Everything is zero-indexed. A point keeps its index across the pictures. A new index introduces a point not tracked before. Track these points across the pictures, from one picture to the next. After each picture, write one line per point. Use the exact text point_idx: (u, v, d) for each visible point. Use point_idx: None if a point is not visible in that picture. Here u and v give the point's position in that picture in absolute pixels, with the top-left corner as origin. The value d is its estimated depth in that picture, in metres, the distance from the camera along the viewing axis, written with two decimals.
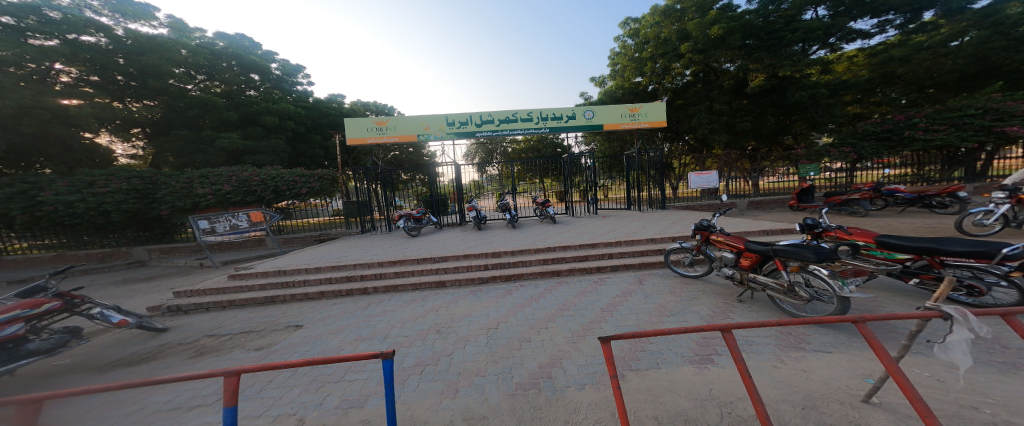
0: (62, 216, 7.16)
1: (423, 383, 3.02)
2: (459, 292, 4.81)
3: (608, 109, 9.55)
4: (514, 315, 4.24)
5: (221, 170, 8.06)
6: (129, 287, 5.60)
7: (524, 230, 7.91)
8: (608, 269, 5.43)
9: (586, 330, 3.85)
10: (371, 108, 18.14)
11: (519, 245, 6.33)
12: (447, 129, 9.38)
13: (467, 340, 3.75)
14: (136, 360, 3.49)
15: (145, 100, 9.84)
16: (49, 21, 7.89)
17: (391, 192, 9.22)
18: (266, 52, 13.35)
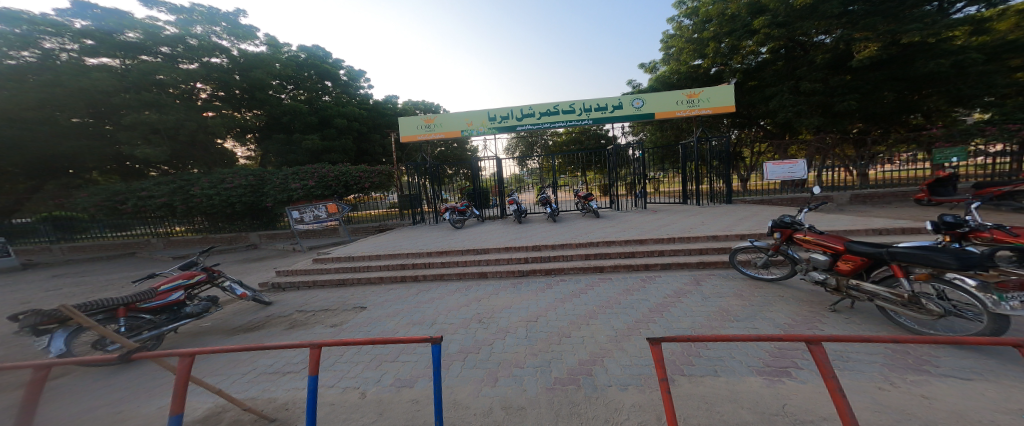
0: (205, 206, 9.29)
1: (466, 370, 3.12)
2: (500, 284, 4.91)
3: (659, 96, 9.08)
4: (554, 309, 4.14)
5: (307, 167, 9.46)
6: (246, 265, 7.04)
7: (565, 224, 7.76)
8: (659, 267, 5.04)
9: (632, 329, 3.56)
10: (420, 106, 19.69)
11: (560, 239, 6.22)
12: (489, 124, 9.74)
13: (508, 331, 3.77)
14: (247, 328, 4.31)
15: (253, 109, 12.25)
16: (190, 45, 10.43)
17: (438, 186, 9.88)
18: (336, 60, 15.27)
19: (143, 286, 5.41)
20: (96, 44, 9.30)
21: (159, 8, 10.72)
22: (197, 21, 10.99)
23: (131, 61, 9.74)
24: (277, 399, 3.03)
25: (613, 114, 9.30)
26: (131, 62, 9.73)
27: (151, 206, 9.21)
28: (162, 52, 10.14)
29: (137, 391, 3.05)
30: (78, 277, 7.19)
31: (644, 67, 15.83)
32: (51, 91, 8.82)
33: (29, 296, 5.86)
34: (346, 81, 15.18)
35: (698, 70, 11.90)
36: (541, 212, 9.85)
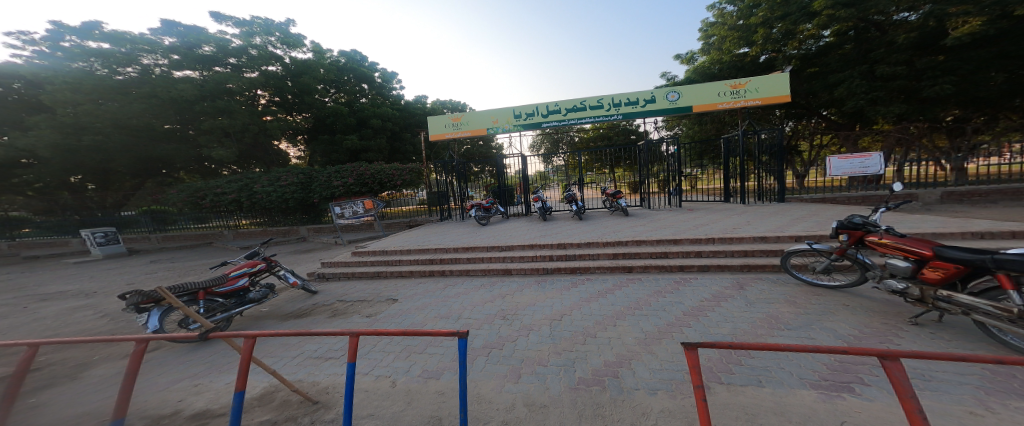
0: (265, 202, 10.50)
1: (489, 365, 3.04)
2: (524, 281, 4.89)
3: (696, 89, 8.64)
4: (579, 309, 3.98)
5: (347, 167, 10.39)
6: (296, 256, 7.79)
7: (591, 222, 7.53)
8: (696, 269, 4.69)
9: (663, 333, 3.28)
10: (448, 105, 20.53)
11: (586, 237, 6.04)
12: (515, 122, 9.82)
13: (531, 328, 3.66)
14: (296, 314, 4.70)
15: (301, 112, 13.58)
16: (249, 54, 12.11)
17: (464, 184, 10.17)
18: (372, 63, 16.00)
19: (215, 272, 6.24)
20: (180, 58, 11.08)
21: (226, 23, 12.39)
22: (257, 32, 12.62)
23: (207, 72, 11.52)
24: (319, 383, 3.16)
25: (645, 108, 8.96)
26: (207, 72, 11.49)
27: (223, 201, 10.63)
28: (230, 62, 11.85)
29: (210, 368, 3.44)
30: (168, 263, 8.43)
31: (681, 59, 15.02)
32: (148, 102, 10.58)
33: (132, 278, 7.02)
34: (380, 82, 15.83)
35: (743, 59, 11.02)
36: (567, 211, 9.71)
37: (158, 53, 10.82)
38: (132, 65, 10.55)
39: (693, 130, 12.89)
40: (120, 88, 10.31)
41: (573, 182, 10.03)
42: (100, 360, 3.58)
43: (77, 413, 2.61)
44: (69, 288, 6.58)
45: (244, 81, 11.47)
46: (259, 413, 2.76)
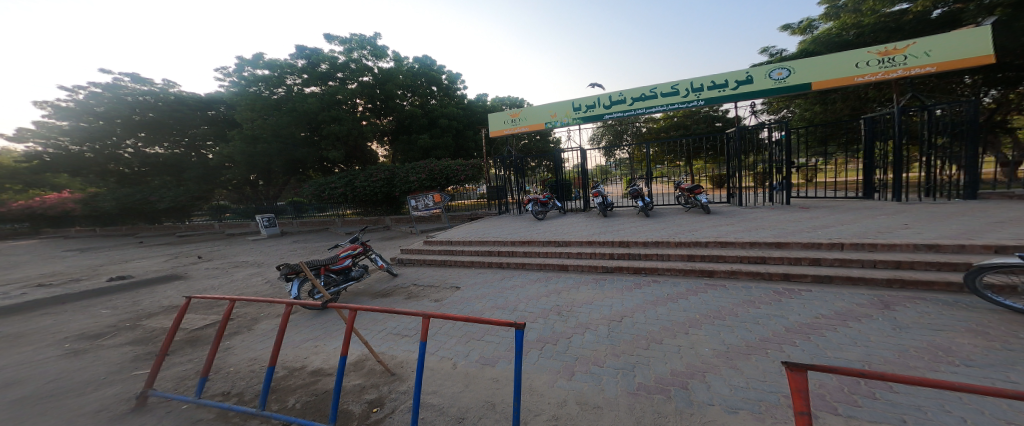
0: (365, 194, 12.48)
1: (543, 359, 2.62)
2: (581, 279, 4.69)
3: (814, 61, 7.06)
4: (643, 311, 3.44)
5: (420, 164, 11.84)
6: (384, 242, 9.03)
7: (659, 220, 6.84)
8: (809, 280, 3.78)
9: (753, 348, 2.54)
10: (506, 102, 21.21)
11: (653, 236, 5.50)
12: (575, 115, 9.58)
13: (587, 327, 3.16)
14: (382, 293, 5.34)
15: (385, 116, 15.28)
16: (349, 68, 14.47)
17: (522, 178, 10.45)
18: (441, 67, 17.20)
19: (329, 253, 7.67)
20: (308, 77, 14.20)
21: (335, 42, 15.10)
22: (355, 47, 14.80)
23: (323, 87, 14.39)
24: (397, 356, 3.25)
25: (738, 91, 7.71)
26: (323, 87, 14.36)
27: (335, 194, 13.05)
28: (337, 76, 14.44)
29: (327, 332, 3.99)
30: (301, 244, 10.73)
31: (790, 28, 12.60)
32: (291, 116, 13.81)
33: (281, 254, 9.14)
34: (447, 84, 16.91)
35: (901, 18, 8.71)
36: (633, 206, 9.01)
37: (297, 75, 14.38)
38: (278, 87, 14.27)
39: (812, 111, 10.57)
40: (278, 103, 14.05)
41: (637, 176, 9.34)
42: (263, 317, 4.65)
43: (248, 358, 3.43)
44: (248, 259, 8.92)
45: (349, 92, 13.92)
46: (353, 377, 2.96)
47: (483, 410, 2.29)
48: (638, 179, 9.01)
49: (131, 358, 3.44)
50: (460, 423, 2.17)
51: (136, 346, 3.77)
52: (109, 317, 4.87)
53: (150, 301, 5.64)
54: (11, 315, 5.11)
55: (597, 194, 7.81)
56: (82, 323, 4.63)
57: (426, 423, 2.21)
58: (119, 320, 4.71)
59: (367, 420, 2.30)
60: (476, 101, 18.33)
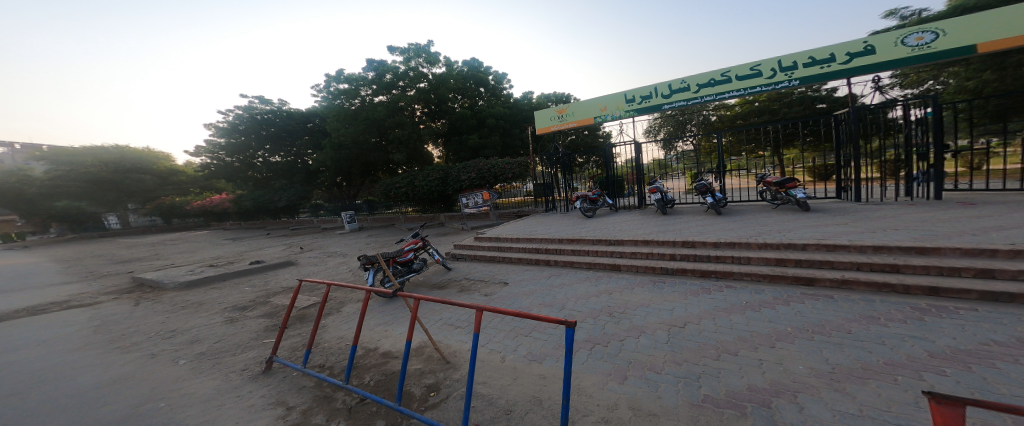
0: (426, 192, 13.22)
1: (592, 360, 2.57)
2: (637, 280, 4.40)
3: (969, 21, 6.02)
4: (713, 318, 3.00)
5: (469, 164, 12.28)
6: (441, 238, 9.57)
7: (733, 218, 6.24)
8: (975, 298, 2.77)
9: (873, 372, 1.93)
10: (552, 98, 20.93)
11: (728, 236, 4.92)
12: (628, 108, 9.15)
13: (642, 330, 2.96)
14: (438, 285, 5.62)
15: (437, 119, 15.92)
16: (408, 76, 15.36)
17: (569, 175, 10.26)
18: (488, 68, 17.50)
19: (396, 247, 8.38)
20: (377, 88, 15.40)
21: (396, 53, 16.20)
22: (412, 56, 15.61)
23: (387, 95, 15.45)
24: (451, 345, 3.44)
25: (850, 64, 6.75)
26: (387, 96, 15.42)
27: (398, 193, 14.10)
28: (400, 84, 15.39)
29: (395, 318, 4.36)
30: (371, 238, 11.86)
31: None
32: (364, 124, 15.18)
33: (358, 246, 10.23)
34: (493, 84, 17.24)
35: None
36: (700, 202, 8.31)
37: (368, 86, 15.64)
38: (354, 98, 15.71)
39: (981, 79, 8.83)
40: (355, 113, 15.62)
41: (703, 170, 8.63)
42: (347, 299, 5.21)
43: (335, 336, 3.90)
44: (336, 249, 10.18)
45: (409, 99, 14.82)
46: (414, 361, 3.20)
47: (531, 404, 2.32)
48: (703, 173, 8.36)
49: (263, 329, 4.23)
50: (508, 415, 2.23)
51: (264, 319, 4.64)
52: (245, 294, 5.99)
53: (276, 281, 6.76)
54: (191, 287, 6.72)
55: (654, 189, 7.37)
56: (231, 297, 5.85)
57: (477, 412, 2.31)
58: (254, 297, 5.77)
59: (425, 403, 2.47)
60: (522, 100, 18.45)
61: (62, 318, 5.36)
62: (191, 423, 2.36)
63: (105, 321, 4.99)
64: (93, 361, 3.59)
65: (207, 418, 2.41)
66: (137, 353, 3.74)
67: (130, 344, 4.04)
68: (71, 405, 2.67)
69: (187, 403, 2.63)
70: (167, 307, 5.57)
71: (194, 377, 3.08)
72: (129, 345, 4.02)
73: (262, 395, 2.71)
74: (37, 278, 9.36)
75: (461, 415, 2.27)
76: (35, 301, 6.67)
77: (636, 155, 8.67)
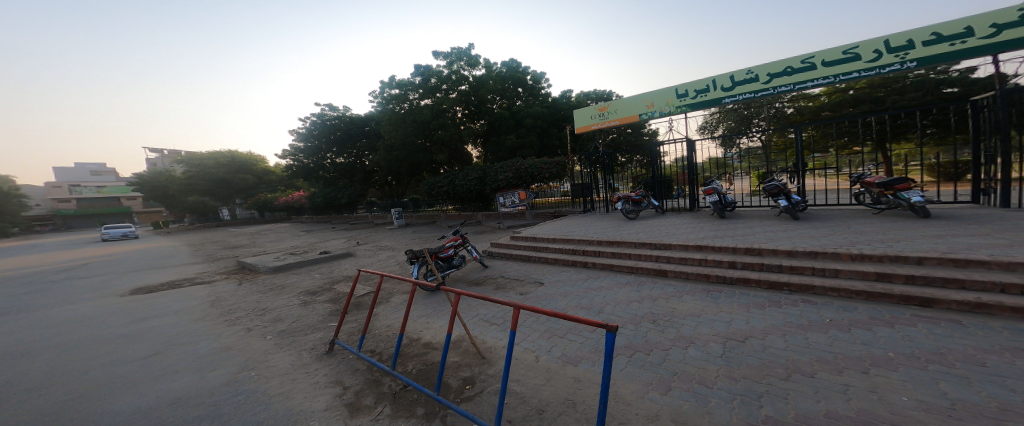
0: (466, 191, 13.57)
1: (633, 367, 2.46)
2: (688, 288, 4.01)
3: None
4: (782, 335, 2.60)
5: (507, 163, 12.41)
6: (480, 236, 9.79)
7: (800, 224, 5.61)
8: None
9: (1012, 415, 1.46)
10: (593, 96, 20.43)
11: (801, 244, 4.28)
12: (677, 103, 8.74)
13: (691, 341, 2.74)
14: (476, 282, 5.75)
15: (477, 120, 16.18)
16: (451, 79, 15.77)
17: (609, 175, 9.94)
18: (526, 68, 17.50)
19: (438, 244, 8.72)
20: (424, 92, 16.05)
21: (440, 58, 16.81)
22: (454, 59, 16.01)
23: (430, 98, 16.05)
24: (487, 341, 3.49)
25: (997, 37, 5.76)
26: (431, 99, 16.01)
27: (440, 192, 14.63)
28: (443, 88, 15.89)
29: (436, 311, 4.52)
30: (415, 234, 12.48)
31: None
32: (410, 127, 15.97)
33: (404, 241, 10.84)
34: (532, 84, 17.22)
35: None
36: (770, 206, 7.55)
37: (416, 90, 16.55)
38: (404, 103, 16.64)
39: None
40: (404, 116, 16.50)
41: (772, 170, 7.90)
42: (395, 289, 5.52)
43: (385, 324, 4.16)
44: (385, 243, 10.89)
45: (452, 101, 15.31)
46: (453, 354, 3.31)
47: (564, 407, 2.27)
48: (773, 172, 7.66)
49: (326, 313, 4.67)
50: (541, 415, 2.21)
51: (330, 303, 5.11)
52: (311, 280, 6.65)
53: (337, 270, 7.44)
54: (279, 271, 7.63)
55: (710, 191, 6.84)
56: (304, 282, 6.55)
57: (511, 409, 2.32)
58: (319, 284, 6.39)
59: (462, 395, 2.53)
60: (561, 99, 18.24)
61: (188, 292, 6.44)
62: (271, 392, 2.68)
63: (216, 298, 5.90)
64: (209, 330, 4.26)
65: (281, 389, 2.72)
66: (239, 326, 4.36)
67: (234, 318, 4.73)
68: (186, 367, 3.20)
69: (270, 374, 2.99)
70: (258, 287, 6.46)
71: (276, 352, 3.51)
72: (233, 318, 4.70)
73: (325, 372, 3.00)
74: (157, 260, 11.33)
75: (495, 410, 2.29)
76: (170, 277, 8.14)
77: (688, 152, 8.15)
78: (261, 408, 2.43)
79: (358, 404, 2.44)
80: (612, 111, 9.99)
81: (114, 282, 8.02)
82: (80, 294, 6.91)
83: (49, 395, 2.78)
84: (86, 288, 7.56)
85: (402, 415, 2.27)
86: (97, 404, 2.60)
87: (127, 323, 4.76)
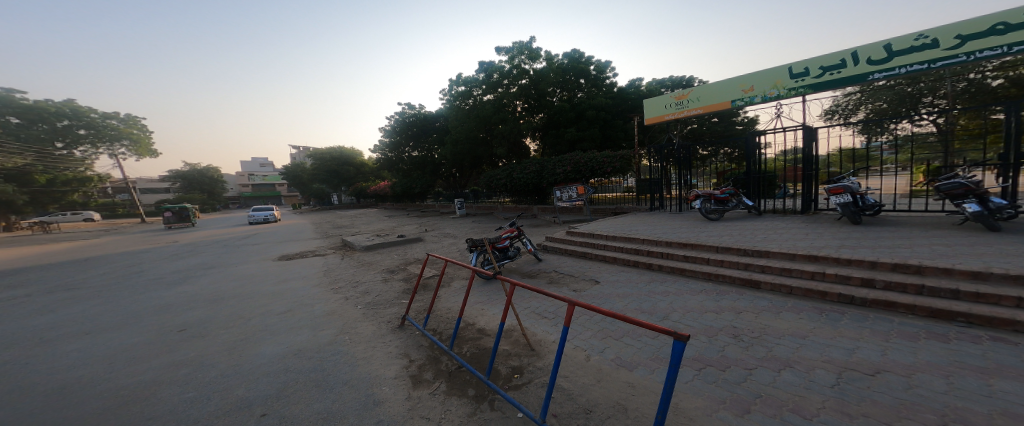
0: (523, 183, 13.64)
1: (700, 382, 2.26)
2: (790, 305, 3.42)
3: None
4: (940, 376, 2.01)
5: (567, 157, 12.13)
6: (539, 228, 9.82)
7: (951, 239, 4.39)
8: None
9: None
10: (667, 83, 18.76)
11: (943, 262, 3.37)
12: (790, 85, 8.14)
13: (783, 364, 2.37)
14: (529, 273, 5.82)
15: (537, 113, 16.08)
16: (512, 74, 15.85)
17: (686, 171, 9.03)
18: (589, 58, 16.77)
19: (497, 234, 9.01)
20: (486, 87, 16.46)
21: (502, 53, 17.00)
22: (515, 54, 15.98)
23: (492, 93, 16.42)
24: (539, 334, 3.53)
25: None
26: (492, 94, 16.39)
27: (498, 184, 15.04)
28: (504, 83, 16.09)
29: (491, 299, 4.71)
30: (477, 223, 13.08)
31: None
32: (473, 121, 16.61)
33: (467, 230, 11.46)
34: (595, 74, 16.48)
35: None
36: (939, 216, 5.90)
37: (479, 86, 17.10)
38: (468, 99, 17.44)
39: None
40: (470, 111, 17.28)
41: (950, 166, 6.25)
42: (456, 275, 5.90)
43: (446, 306, 4.49)
44: (450, 231, 11.68)
45: (512, 96, 15.47)
46: (504, 342, 3.43)
47: (614, 410, 2.19)
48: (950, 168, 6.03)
49: (399, 291, 5.23)
50: (588, 416, 2.16)
51: (404, 282, 5.71)
52: (388, 260, 7.50)
53: (409, 252, 8.24)
54: (369, 250, 8.73)
55: (840, 190, 5.64)
56: (385, 261, 7.43)
57: (557, 404, 2.32)
58: (394, 263, 7.18)
59: (510, 383, 2.61)
60: (628, 88, 17.18)
61: (304, 262, 7.85)
62: (357, 355, 3.12)
63: (321, 268, 7.08)
64: (319, 295, 5.15)
65: (363, 354, 3.14)
66: (339, 294, 5.18)
67: (334, 287, 5.63)
68: (302, 326, 3.93)
69: (357, 339, 3.48)
70: (354, 262, 7.56)
71: (363, 320, 4.06)
72: (334, 287, 5.61)
73: (396, 344, 3.36)
74: (281, 235, 14.03)
75: (541, 402, 2.31)
76: (290, 248, 10.04)
77: (805, 141, 7.06)
78: (349, 368, 2.84)
79: (419, 377, 2.68)
80: (694, 99, 9.74)
81: (255, 250, 10.22)
82: (234, 258, 8.99)
83: (221, 335, 3.73)
84: (239, 253, 9.81)
85: (456, 393, 2.44)
86: (247, 347, 3.37)
87: (271, 283, 6.05)
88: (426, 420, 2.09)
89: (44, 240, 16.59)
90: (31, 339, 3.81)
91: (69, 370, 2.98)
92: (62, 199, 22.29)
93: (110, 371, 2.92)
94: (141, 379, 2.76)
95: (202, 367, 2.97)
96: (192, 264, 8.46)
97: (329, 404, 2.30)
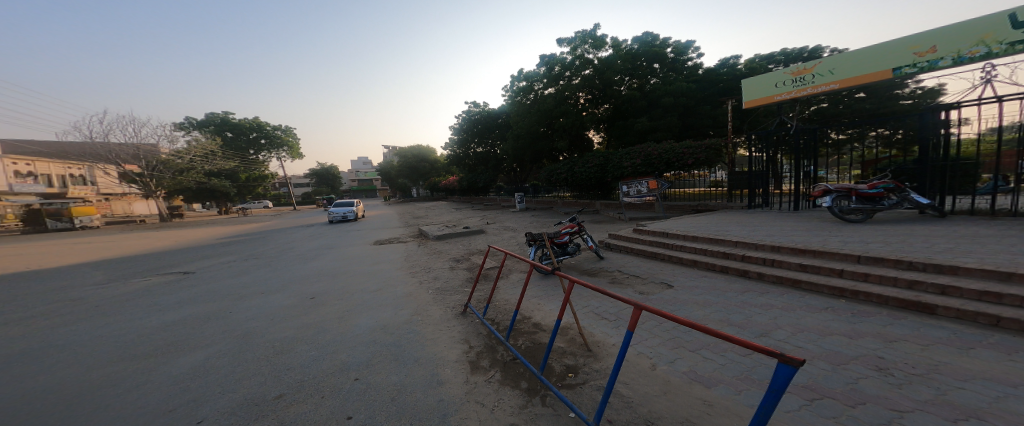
0: (586, 177, 13.09)
1: (809, 416, 1.84)
2: (988, 341, 2.43)
3: None
4: None
5: (637, 148, 11.09)
6: (603, 224, 9.36)
7: None
8: None
9: None
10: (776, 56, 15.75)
11: None
12: (1011, 37, 6.02)
13: (944, 411, 1.76)
14: (589, 271, 5.61)
15: (602, 104, 15.19)
16: (575, 65, 15.23)
17: (801, 161, 7.38)
18: (665, 39, 15.16)
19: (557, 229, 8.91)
20: (548, 81, 16.18)
21: (565, 44, 16.51)
22: (578, 43, 15.21)
23: (553, 86, 16.05)
24: (598, 336, 3.38)
25: None
26: (554, 87, 15.99)
27: (559, 178, 14.63)
28: (566, 75, 15.53)
29: (548, 294, 4.69)
30: (540, 217, 13.13)
31: None
32: (534, 116, 16.43)
33: (529, 224, 11.60)
34: (673, 57, 14.87)
35: None
36: None
37: (541, 80, 16.86)
38: (530, 94, 17.27)
39: None
40: (531, 106, 17.08)
41: None
42: (515, 268, 6.03)
43: (504, 297, 4.64)
44: (512, 224, 11.98)
45: (574, 87, 14.80)
46: (560, 339, 3.39)
47: None
48: None
49: (463, 279, 5.61)
50: None
51: (468, 271, 6.10)
52: (455, 250, 8.08)
53: (474, 244, 8.74)
54: (440, 239, 9.52)
55: None
56: (452, 250, 8.04)
57: (613, 410, 2.21)
58: (460, 253, 7.70)
59: (564, 381, 2.58)
60: (717, 69, 15.05)
61: (388, 247, 9.01)
62: (427, 336, 3.46)
63: (401, 254, 8.04)
64: (400, 278, 5.87)
65: (431, 335, 3.47)
66: (415, 278, 5.82)
67: (411, 271, 6.35)
68: (386, 303, 4.55)
69: (427, 321, 3.88)
70: (427, 249, 8.34)
71: (432, 304, 4.49)
72: (410, 272, 6.32)
73: (459, 330, 3.62)
74: (376, 224, 16.35)
75: (596, 406, 2.23)
76: (378, 235, 11.64)
77: None
78: (420, 347, 3.18)
79: (477, 364, 2.84)
80: (827, 72, 8.03)
81: (354, 235, 12.13)
82: (341, 241, 10.84)
83: (331, 306, 4.56)
84: (346, 237, 11.80)
85: (509, 384, 2.51)
86: (348, 318, 4.06)
87: (365, 265, 7.11)
88: (481, 405, 2.21)
89: (238, 222, 22.62)
90: (223, 296, 5.25)
91: (241, 323, 4.02)
92: (254, 191, 30.14)
93: (266, 327, 3.84)
94: (283, 336, 3.57)
95: (319, 331, 3.69)
96: (313, 244, 10.49)
97: (403, 377, 2.61)
